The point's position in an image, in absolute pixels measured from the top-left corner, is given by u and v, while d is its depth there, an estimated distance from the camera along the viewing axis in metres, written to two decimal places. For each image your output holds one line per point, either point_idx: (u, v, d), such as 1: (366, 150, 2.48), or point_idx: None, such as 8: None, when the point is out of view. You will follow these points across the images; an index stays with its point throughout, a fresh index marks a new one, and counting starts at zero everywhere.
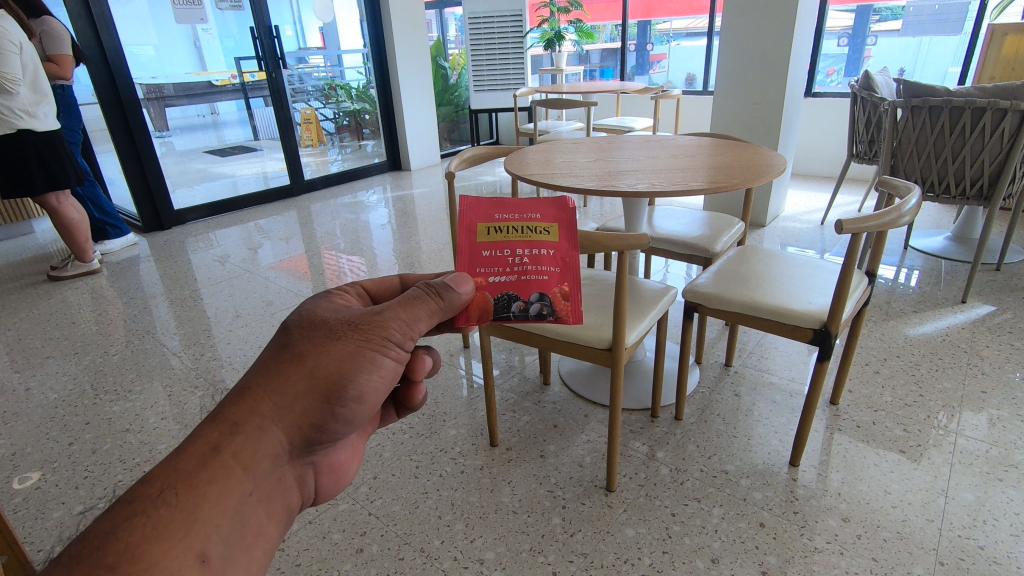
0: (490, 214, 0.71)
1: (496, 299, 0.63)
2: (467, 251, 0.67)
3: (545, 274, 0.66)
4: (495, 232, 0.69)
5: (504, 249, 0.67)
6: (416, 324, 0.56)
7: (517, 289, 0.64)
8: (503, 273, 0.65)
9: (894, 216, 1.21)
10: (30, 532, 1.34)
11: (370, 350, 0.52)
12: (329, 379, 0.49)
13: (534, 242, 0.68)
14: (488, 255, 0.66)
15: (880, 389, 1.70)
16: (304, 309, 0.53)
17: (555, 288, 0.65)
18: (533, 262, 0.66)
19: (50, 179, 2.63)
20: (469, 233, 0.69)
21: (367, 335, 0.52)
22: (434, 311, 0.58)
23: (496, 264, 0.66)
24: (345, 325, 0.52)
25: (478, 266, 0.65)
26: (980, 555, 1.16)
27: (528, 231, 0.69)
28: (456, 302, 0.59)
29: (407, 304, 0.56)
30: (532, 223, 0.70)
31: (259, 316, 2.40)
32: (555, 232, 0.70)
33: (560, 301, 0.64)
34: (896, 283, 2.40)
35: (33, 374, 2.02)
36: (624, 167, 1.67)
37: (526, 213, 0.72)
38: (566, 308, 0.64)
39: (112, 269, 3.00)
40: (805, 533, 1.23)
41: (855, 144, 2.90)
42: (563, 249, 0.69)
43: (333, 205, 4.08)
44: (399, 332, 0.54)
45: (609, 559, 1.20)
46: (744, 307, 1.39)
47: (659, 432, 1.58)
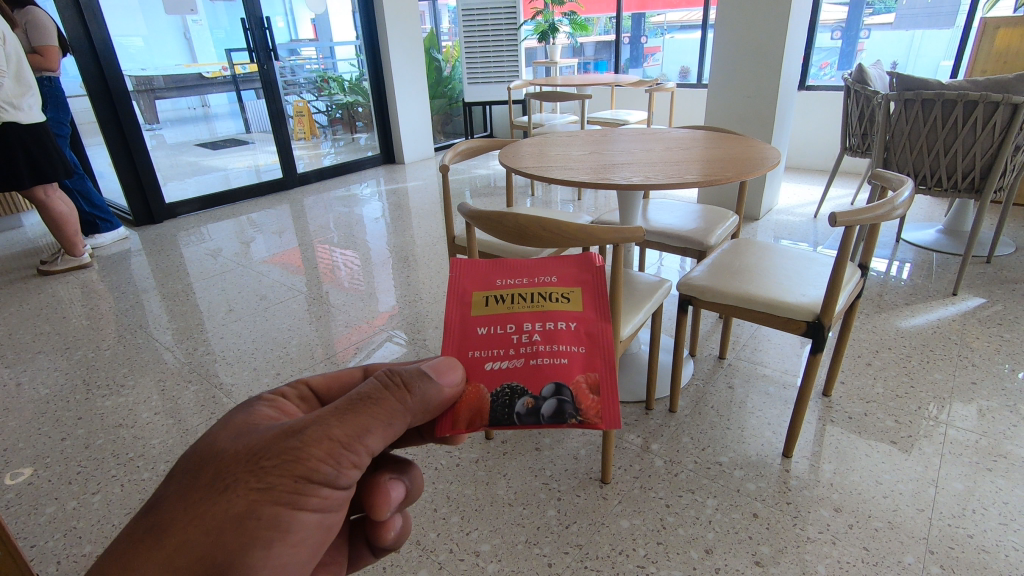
0: (489, 278, 0.57)
1: (495, 394, 0.48)
2: (458, 329, 0.53)
3: (565, 357, 0.50)
4: (496, 301, 0.55)
5: (507, 324, 0.53)
6: (348, 451, 0.45)
7: (524, 380, 0.49)
8: (505, 358, 0.51)
9: (886, 209, 1.21)
10: (24, 527, 1.33)
11: (274, 502, 0.42)
12: (202, 556, 0.40)
13: (548, 313, 0.53)
14: (484, 332, 0.53)
15: (872, 381, 1.72)
16: (202, 438, 0.45)
17: (577, 377, 0.49)
18: (546, 342, 0.51)
19: (37, 173, 2.61)
20: (461, 303, 0.55)
21: (268, 480, 0.42)
22: (378, 426, 0.46)
23: (496, 344, 0.52)
24: (241, 464, 0.42)
25: (471, 349, 0.52)
26: (970, 544, 1.17)
27: (541, 298, 0.54)
28: (432, 396, 0.48)
29: (342, 417, 0.45)
30: (546, 287, 0.56)
31: (253, 310, 2.39)
32: (577, 298, 0.55)
33: (587, 395, 0.48)
34: (888, 276, 2.42)
35: (24, 369, 2.01)
36: (619, 160, 1.67)
37: (536, 274, 0.57)
38: (594, 407, 0.47)
39: (103, 263, 2.97)
40: (797, 523, 1.24)
41: (848, 137, 2.91)
42: (588, 319, 0.53)
43: (326, 199, 4.05)
44: (320, 466, 0.44)
45: (604, 550, 1.20)
46: (738, 301, 1.40)
47: (654, 424, 1.59)
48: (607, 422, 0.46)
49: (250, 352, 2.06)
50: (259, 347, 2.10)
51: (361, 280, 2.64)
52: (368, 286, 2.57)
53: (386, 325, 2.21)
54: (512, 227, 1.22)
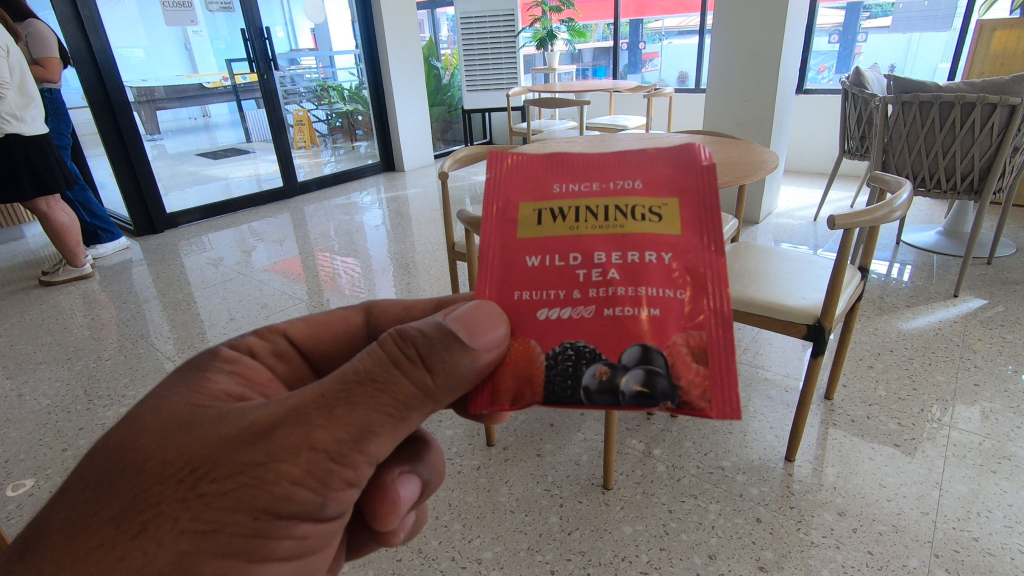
0: (547, 185, 0.49)
1: (556, 360, 0.42)
2: (503, 258, 0.47)
3: (656, 306, 0.43)
4: (558, 219, 0.47)
5: (574, 252, 0.45)
6: (335, 460, 0.42)
7: (601, 340, 0.42)
8: (570, 305, 0.44)
9: (885, 211, 1.21)
10: None
11: (225, 546, 0.40)
12: None
13: (630, 238, 0.45)
14: (535, 269, 0.46)
15: (874, 383, 1.71)
16: (151, 439, 0.42)
17: (674, 337, 0.42)
18: (629, 279, 0.44)
19: (39, 184, 2.62)
20: (508, 225, 0.48)
21: (220, 510, 0.39)
22: (377, 427, 0.43)
23: (555, 281, 0.45)
24: (181, 494, 0.39)
25: (517, 292, 0.46)
26: (975, 547, 1.17)
27: (618, 218, 0.46)
28: (465, 362, 0.45)
29: (331, 415, 0.42)
30: (624, 203, 0.47)
31: (254, 319, 2.39)
32: (670, 214, 0.46)
33: (690, 365, 0.41)
34: (889, 279, 2.41)
35: (26, 380, 2.01)
36: None
37: (611, 181, 0.48)
38: (699, 382, 0.41)
39: (104, 273, 2.98)
40: (801, 527, 1.24)
41: (846, 140, 2.91)
42: (688, 245, 0.45)
43: (327, 207, 4.06)
44: (295, 491, 0.41)
45: (606, 557, 1.20)
46: (737, 305, 1.39)
47: (655, 429, 1.58)
48: (718, 406, 0.40)
49: None
50: None
51: (362, 288, 2.65)
52: (369, 294, 2.57)
53: None
54: None
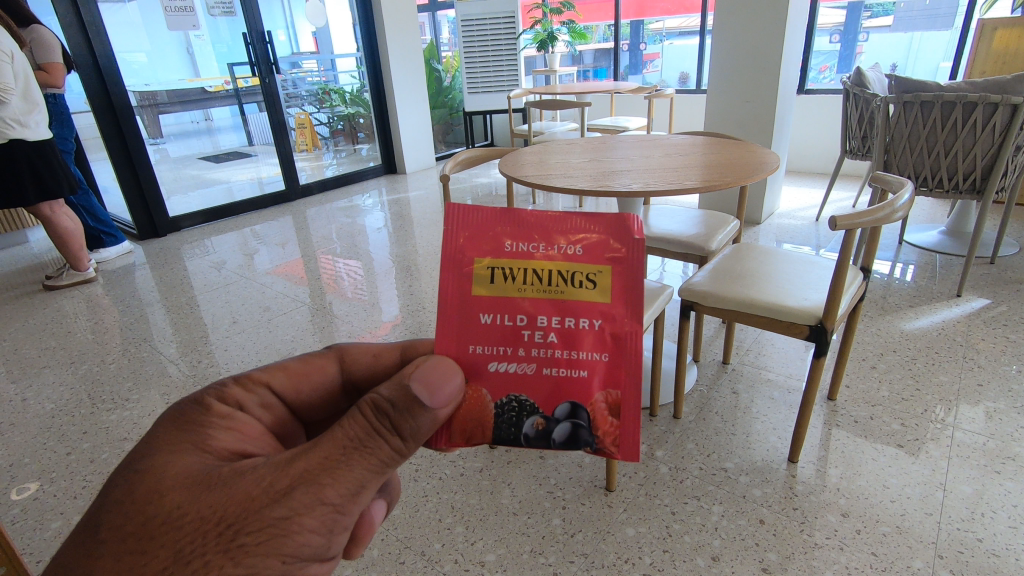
0: (496, 238, 0.46)
1: (501, 411, 0.46)
2: (456, 313, 0.46)
3: (584, 369, 0.45)
4: (505, 280, 0.46)
5: (517, 315, 0.45)
6: (342, 513, 0.42)
7: (536, 395, 0.46)
8: (514, 361, 0.46)
9: (887, 211, 1.20)
10: (29, 543, 1.33)
11: None
12: None
13: (568, 306, 0.45)
14: (489, 324, 0.46)
15: (876, 384, 1.71)
16: (161, 498, 0.40)
17: (596, 397, 0.45)
18: (562, 344, 0.45)
19: (42, 189, 2.63)
20: (462, 280, 0.46)
21: (249, 562, 0.38)
22: (372, 478, 0.44)
23: (501, 341, 0.46)
24: (214, 543, 0.38)
25: (471, 344, 0.46)
26: (980, 547, 1.16)
27: (560, 282, 0.45)
28: (428, 422, 0.45)
29: (331, 472, 0.42)
30: (568, 267, 0.45)
31: (257, 322, 2.40)
32: (604, 284, 0.45)
33: (606, 419, 0.45)
34: (892, 279, 2.41)
35: (31, 384, 2.02)
36: (619, 166, 1.68)
37: (554, 243, 0.46)
38: (611, 433, 0.45)
39: (108, 277, 2.99)
40: (804, 529, 1.23)
41: (848, 140, 2.90)
42: (617, 315, 0.45)
43: (329, 209, 4.07)
44: (311, 537, 0.41)
45: (610, 559, 1.20)
46: (739, 306, 1.39)
47: (658, 431, 1.58)
48: (624, 451, 0.46)
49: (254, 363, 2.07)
50: (262, 358, 2.11)
51: (364, 290, 2.65)
52: (370, 297, 2.57)
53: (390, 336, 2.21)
54: None
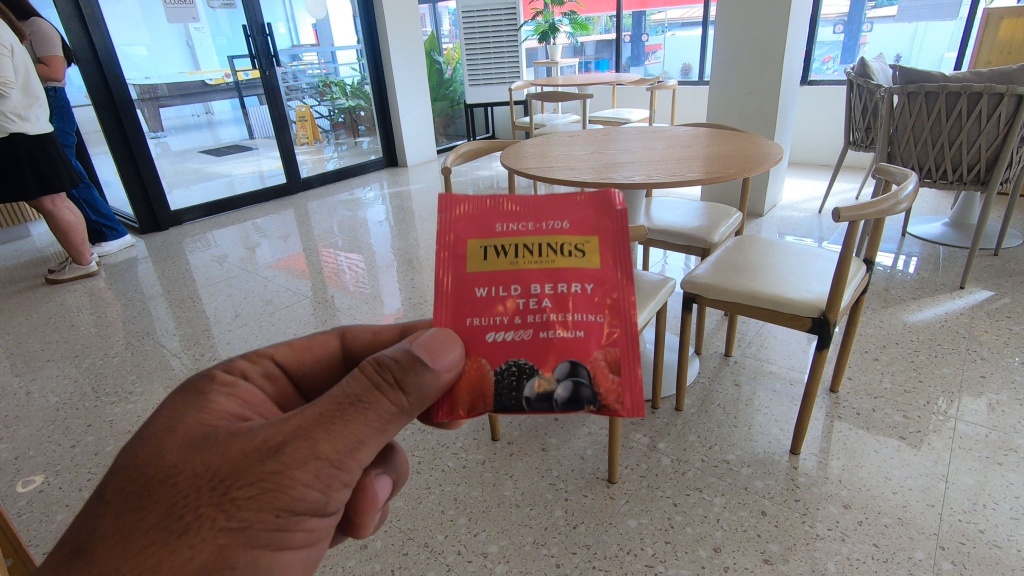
0: (488, 223, 0.49)
1: (500, 374, 0.44)
2: (453, 290, 0.47)
3: (580, 330, 0.45)
4: (498, 255, 0.47)
5: (511, 285, 0.46)
6: (336, 469, 0.43)
7: (534, 357, 0.45)
8: (511, 329, 0.45)
9: (891, 203, 1.19)
10: (35, 534, 1.35)
11: (251, 544, 0.40)
12: None
13: (560, 272, 0.46)
14: (485, 295, 0.46)
15: (879, 376, 1.71)
16: (157, 457, 0.42)
17: (595, 354, 0.45)
18: (557, 306, 0.45)
19: (43, 183, 2.63)
20: (457, 258, 0.47)
21: (243, 514, 0.40)
22: (366, 437, 0.44)
23: (496, 309, 0.46)
24: (209, 497, 0.40)
25: (469, 316, 0.46)
26: (982, 539, 1.16)
27: (549, 252, 0.47)
28: (428, 386, 0.45)
29: (325, 429, 0.43)
30: (556, 237, 0.47)
31: (259, 315, 2.40)
32: (592, 252, 0.47)
33: (607, 374, 0.44)
34: (894, 271, 2.40)
35: (35, 377, 2.03)
36: (621, 158, 1.67)
37: (543, 221, 0.48)
38: (614, 390, 0.44)
39: (110, 271, 3.00)
40: (806, 520, 1.24)
41: (852, 131, 2.88)
42: (608, 276, 0.46)
43: (330, 203, 4.07)
44: (305, 492, 0.42)
45: (612, 550, 1.20)
46: (741, 298, 1.39)
47: (660, 423, 1.58)
48: (628, 408, 0.44)
49: None
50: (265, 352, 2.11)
51: (366, 283, 2.65)
52: (372, 291, 2.56)
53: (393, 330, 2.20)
54: None
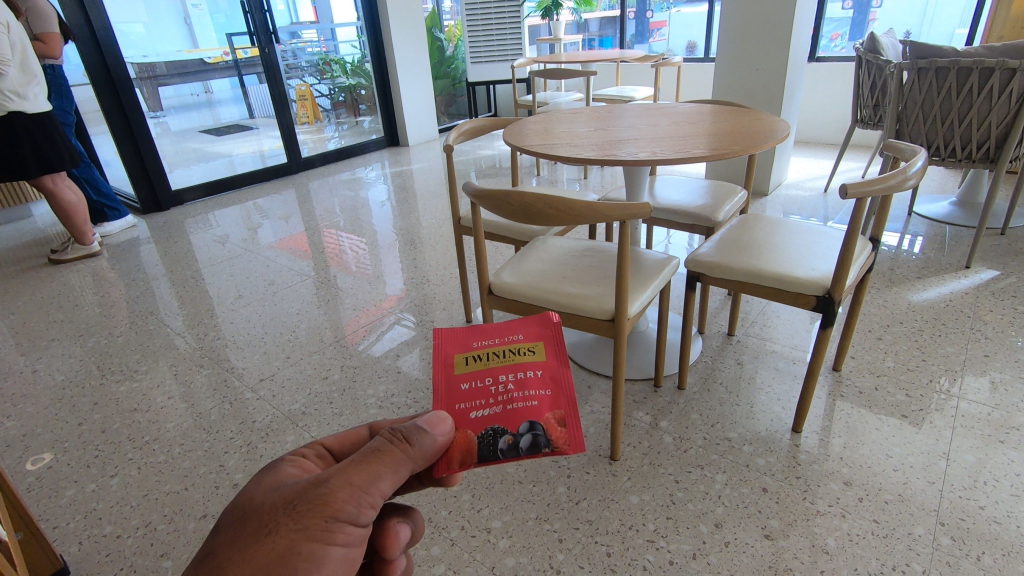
0: (467, 342, 0.62)
1: (480, 436, 0.53)
2: (444, 387, 0.58)
3: (535, 399, 0.56)
4: (474, 360, 0.60)
5: (486, 377, 0.58)
6: (367, 493, 0.50)
7: (504, 422, 0.54)
8: (486, 406, 0.56)
9: (899, 179, 1.18)
10: (45, 510, 1.37)
11: (310, 539, 0.47)
12: None
13: (518, 365, 0.59)
14: (467, 388, 0.58)
15: (882, 355, 1.70)
16: (241, 493, 0.50)
17: (547, 414, 0.55)
18: (518, 387, 0.57)
19: (44, 162, 2.62)
20: (445, 367, 0.60)
21: (304, 521, 0.47)
22: (388, 469, 0.51)
23: (477, 395, 0.57)
24: (280, 511, 0.47)
25: (457, 402, 0.56)
26: (981, 515, 1.17)
27: (510, 354, 0.60)
28: (429, 446, 0.53)
29: (357, 464, 0.51)
30: (513, 345, 0.61)
31: (262, 295, 2.40)
32: (540, 350, 0.61)
33: (556, 428, 0.54)
34: (899, 250, 2.39)
35: (40, 356, 2.04)
36: (625, 135, 1.65)
37: (504, 336, 0.63)
38: (562, 436, 0.53)
39: (112, 251, 3.00)
40: (807, 497, 1.25)
41: (859, 109, 2.84)
42: (553, 367, 0.60)
43: (331, 182, 4.05)
44: (345, 505, 0.49)
45: (614, 525, 1.21)
46: (745, 277, 1.39)
47: (662, 401, 1.59)
48: (571, 444, 0.52)
49: (259, 336, 2.08)
50: (268, 331, 2.12)
51: (368, 264, 2.65)
52: (374, 271, 2.56)
53: (396, 309, 2.21)
54: (517, 205, 1.17)
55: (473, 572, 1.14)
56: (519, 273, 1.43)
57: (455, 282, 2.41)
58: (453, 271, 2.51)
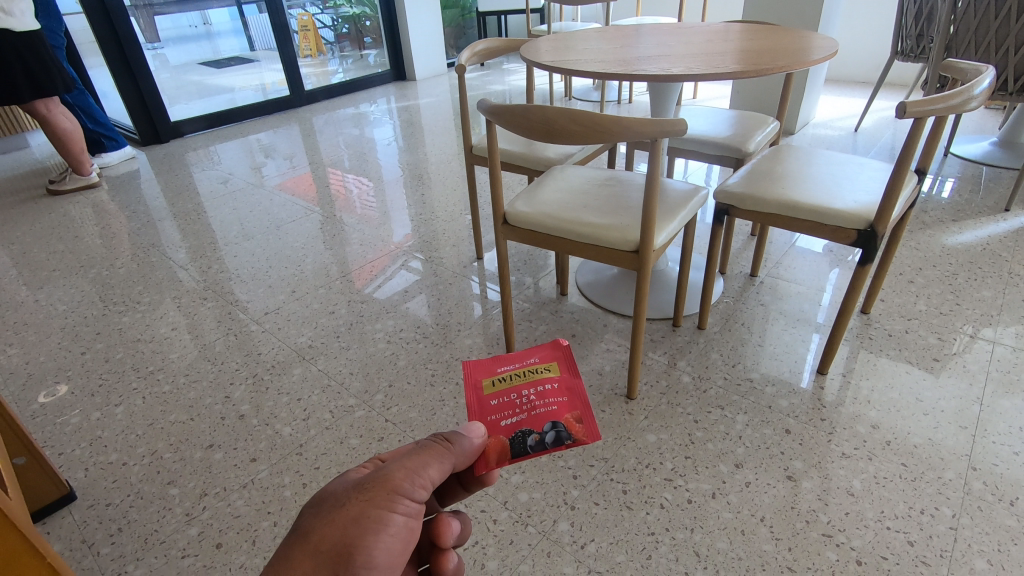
0: (490, 365, 0.64)
1: (512, 439, 0.57)
2: (473, 404, 0.61)
3: (554, 404, 0.59)
4: (498, 380, 0.63)
5: (511, 393, 0.61)
6: (421, 472, 0.54)
7: (530, 425, 0.58)
8: (513, 415, 0.59)
9: (962, 99, 1.06)
10: (50, 436, 1.35)
11: (376, 505, 0.51)
12: (335, 543, 0.49)
13: (536, 380, 0.62)
14: (495, 402, 0.60)
15: (913, 298, 1.62)
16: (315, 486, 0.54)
17: (566, 416, 0.59)
18: (540, 398, 0.60)
19: (36, 87, 2.49)
20: (473, 389, 0.62)
21: (370, 493, 0.51)
22: (438, 455, 0.56)
23: (504, 407, 0.60)
24: (349, 489, 0.52)
25: (488, 414, 0.60)
26: (1015, 461, 1.12)
27: (528, 372, 0.63)
28: (469, 447, 0.58)
29: (411, 452, 0.55)
30: (531, 365, 0.64)
31: (266, 230, 2.33)
32: (554, 367, 0.64)
33: (575, 426, 0.58)
34: (929, 194, 2.25)
35: (42, 286, 1.99)
36: (652, 53, 1.51)
37: (522, 358, 0.66)
38: (581, 431, 0.57)
39: (112, 183, 2.91)
40: (831, 439, 1.20)
41: (901, 40, 2.63)
42: (567, 379, 0.63)
43: (336, 118, 3.90)
44: (402, 481, 0.53)
45: (630, 463, 1.18)
46: (778, 209, 1.29)
47: (681, 340, 1.53)
48: (588, 434, 0.56)
49: (264, 269, 2.03)
50: (272, 264, 2.06)
51: (374, 200, 2.56)
52: (381, 208, 2.47)
53: (404, 246, 2.13)
54: (537, 121, 1.07)
55: (485, 506, 1.11)
56: (535, 203, 1.34)
57: (464, 218, 2.33)
58: (462, 208, 2.42)
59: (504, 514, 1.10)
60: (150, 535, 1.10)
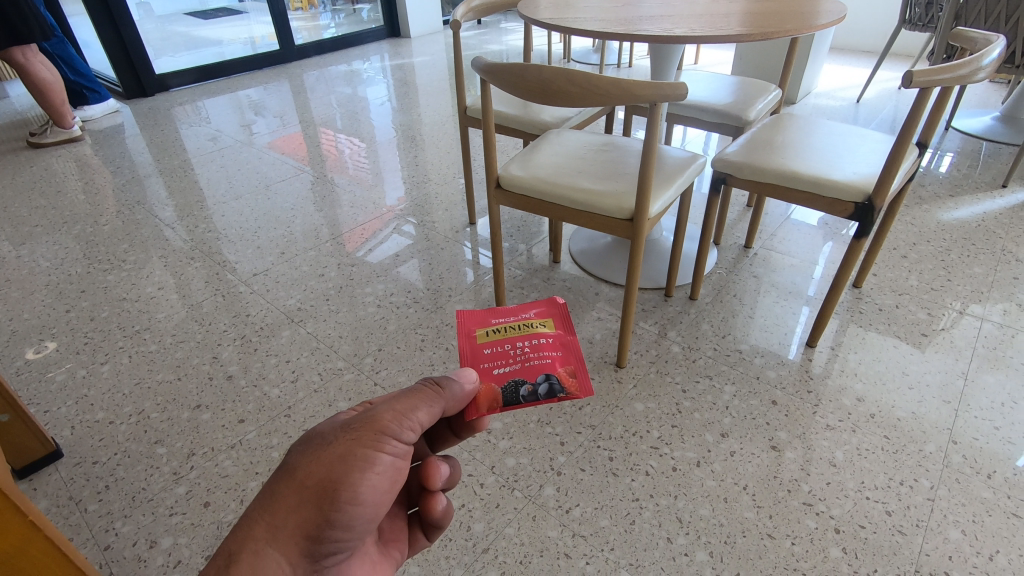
0: (485, 317, 0.65)
1: (504, 387, 0.58)
2: (467, 352, 0.62)
3: (548, 357, 0.60)
4: (493, 331, 0.63)
5: (505, 344, 0.62)
6: (409, 414, 0.53)
7: (523, 375, 0.59)
8: (507, 364, 0.60)
9: (969, 69, 1.03)
10: (36, 394, 1.33)
11: (363, 444, 0.51)
12: (320, 480, 0.49)
13: (531, 333, 0.62)
14: (489, 351, 0.61)
15: (906, 273, 1.62)
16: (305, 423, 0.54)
17: (560, 369, 0.59)
18: (534, 350, 0.61)
19: (11, 33, 2.39)
20: (467, 338, 0.63)
21: (357, 433, 0.51)
22: (427, 399, 0.55)
23: (497, 357, 0.61)
24: (336, 427, 0.51)
25: (481, 361, 0.60)
26: (995, 436, 1.14)
27: (524, 326, 0.64)
28: (459, 393, 0.57)
29: (399, 394, 0.54)
30: (526, 319, 0.65)
31: (254, 189, 2.28)
32: (550, 322, 0.64)
33: (568, 379, 0.59)
34: (926, 169, 2.23)
35: (24, 242, 1.95)
36: (654, 14, 1.46)
37: (518, 312, 0.66)
38: (574, 383, 0.58)
39: (95, 137, 2.82)
40: (817, 411, 1.21)
41: (909, 8, 2.55)
42: (562, 335, 0.63)
43: (328, 74, 3.78)
44: (389, 422, 0.52)
45: (617, 431, 1.19)
46: (776, 178, 1.27)
47: (673, 310, 1.53)
48: (581, 387, 0.57)
49: (252, 229, 2.00)
50: (261, 224, 2.03)
51: (366, 161, 2.51)
52: (373, 170, 2.42)
53: (397, 210, 2.10)
54: (534, 81, 1.03)
55: (473, 470, 1.12)
56: (530, 166, 1.32)
57: (457, 181, 2.29)
58: (456, 171, 2.37)
59: (491, 477, 1.11)
60: (137, 493, 1.11)
